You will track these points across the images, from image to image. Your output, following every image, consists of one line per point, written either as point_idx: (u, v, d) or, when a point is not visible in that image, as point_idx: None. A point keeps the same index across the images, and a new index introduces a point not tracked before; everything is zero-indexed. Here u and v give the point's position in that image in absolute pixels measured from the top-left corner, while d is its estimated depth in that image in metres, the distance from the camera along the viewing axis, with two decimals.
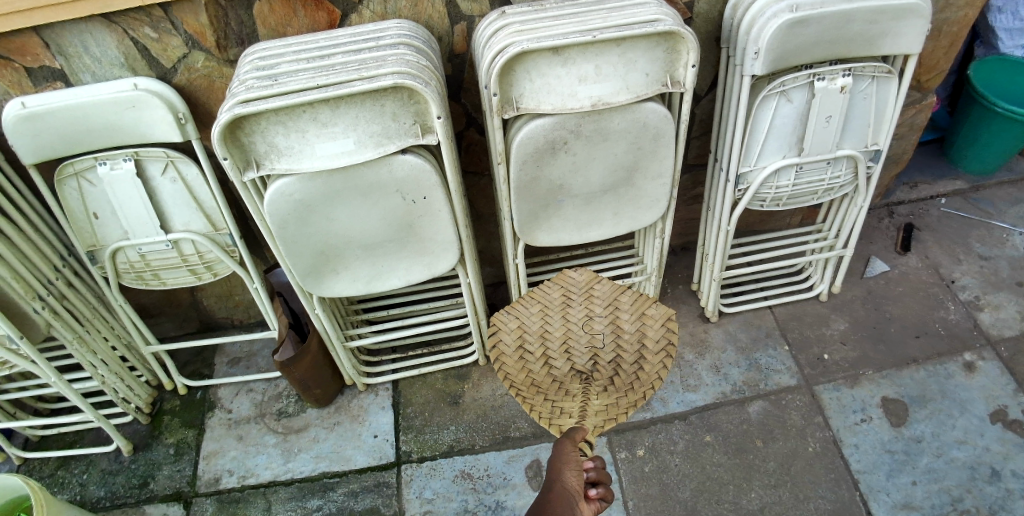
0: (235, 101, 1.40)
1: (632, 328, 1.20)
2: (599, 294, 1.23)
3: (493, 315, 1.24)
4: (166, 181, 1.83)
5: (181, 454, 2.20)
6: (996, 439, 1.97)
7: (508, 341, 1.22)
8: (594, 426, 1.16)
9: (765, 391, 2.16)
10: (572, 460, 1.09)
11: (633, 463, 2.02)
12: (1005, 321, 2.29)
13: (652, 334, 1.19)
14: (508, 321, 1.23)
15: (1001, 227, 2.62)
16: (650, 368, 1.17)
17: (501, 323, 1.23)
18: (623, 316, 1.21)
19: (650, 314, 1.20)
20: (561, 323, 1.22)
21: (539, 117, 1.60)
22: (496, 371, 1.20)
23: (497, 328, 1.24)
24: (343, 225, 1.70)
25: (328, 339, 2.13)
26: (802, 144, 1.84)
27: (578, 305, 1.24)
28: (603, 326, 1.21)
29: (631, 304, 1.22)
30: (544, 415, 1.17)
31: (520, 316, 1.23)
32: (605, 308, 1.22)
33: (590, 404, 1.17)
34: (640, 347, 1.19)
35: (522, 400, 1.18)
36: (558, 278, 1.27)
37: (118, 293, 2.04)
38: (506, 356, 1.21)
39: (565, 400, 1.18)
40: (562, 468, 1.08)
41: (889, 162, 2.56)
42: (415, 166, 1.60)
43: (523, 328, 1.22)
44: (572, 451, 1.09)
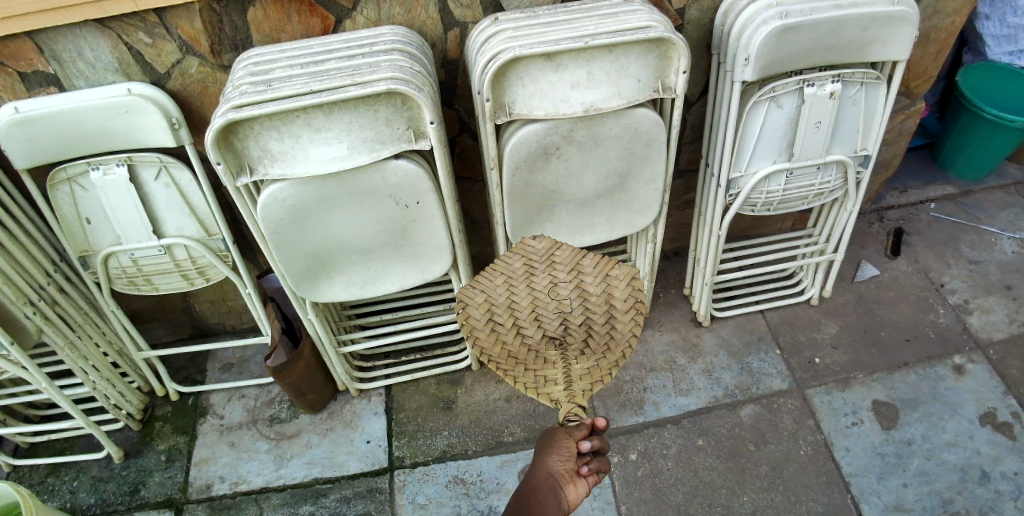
0: (229, 106, 1.40)
1: (598, 289, 1.27)
2: (562, 259, 1.32)
3: (459, 291, 1.28)
4: (159, 186, 1.82)
5: (172, 460, 2.19)
6: (986, 442, 1.99)
7: (478, 315, 1.25)
8: (583, 389, 1.16)
9: (758, 395, 2.17)
10: (560, 447, 1.20)
11: (626, 468, 2.02)
12: (994, 324, 2.31)
13: (618, 293, 1.25)
14: (475, 294, 1.27)
15: (989, 232, 2.65)
16: (622, 325, 1.21)
17: (468, 298, 1.27)
18: (587, 280, 1.28)
19: (613, 275, 1.28)
20: (527, 293, 1.28)
21: (532, 123, 1.61)
22: (470, 346, 1.21)
23: (464, 304, 1.27)
24: (335, 229, 1.70)
25: (320, 344, 2.12)
26: (793, 149, 1.86)
27: (542, 273, 1.31)
28: (570, 290, 1.27)
29: (594, 268, 1.30)
30: (530, 385, 1.16)
31: (487, 288, 1.28)
32: (569, 272, 1.30)
33: (573, 367, 1.18)
34: (608, 306, 1.25)
35: (503, 372, 1.17)
36: (518, 250, 1.35)
37: (110, 298, 2.03)
38: (477, 328, 1.23)
39: (546, 367, 1.18)
40: (549, 453, 1.22)
41: (879, 167, 2.58)
42: (408, 171, 1.61)
43: (490, 301, 1.26)
44: (563, 442, 1.20)
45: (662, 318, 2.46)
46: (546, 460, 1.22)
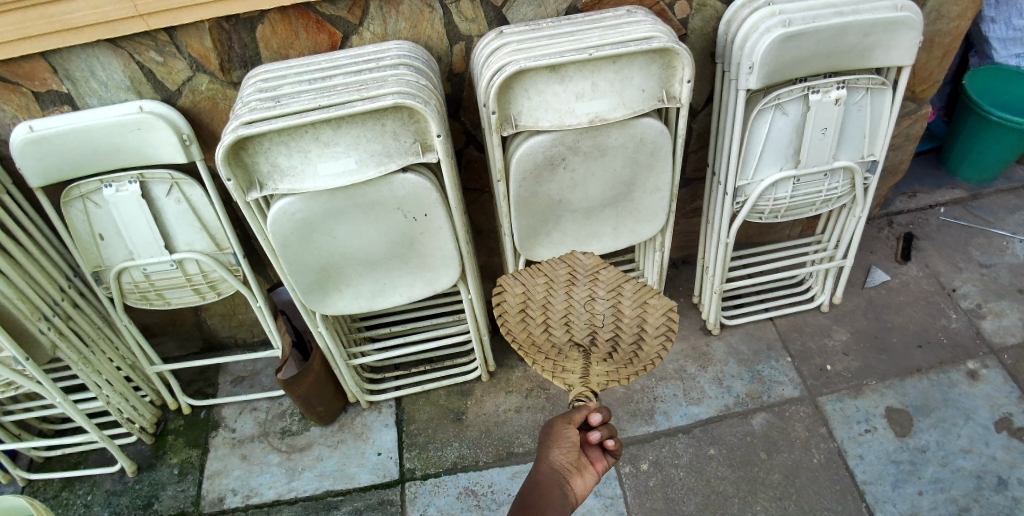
0: (239, 122, 1.43)
1: (632, 312, 1.40)
2: (603, 277, 1.48)
3: (502, 279, 1.49)
4: (171, 202, 1.85)
5: (185, 474, 2.20)
6: (1001, 447, 1.96)
7: (513, 303, 1.45)
8: (599, 383, 1.27)
9: (769, 403, 2.16)
10: (563, 438, 1.22)
11: (636, 478, 2.01)
12: (1007, 328, 2.29)
13: (651, 321, 1.38)
14: (517, 287, 1.48)
15: (1000, 235, 2.63)
16: (649, 347, 1.33)
17: (509, 287, 1.48)
18: (625, 301, 1.43)
19: (651, 303, 1.41)
20: (565, 299, 1.45)
21: (538, 134, 1.63)
22: (500, 327, 1.41)
23: (504, 290, 1.48)
24: (345, 242, 1.71)
25: (331, 357, 2.13)
26: (799, 156, 1.86)
27: (582, 285, 1.48)
28: (606, 306, 1.42)
29: (634, 293, 1.44)
30: (549, 370, 1.31)
31: (529, 285, 1.48)
32: (608, 291, 1.45)
33: (592, 369, 1.30)
34: (638, 329, 1.37)
35: (525, 356, 1.34)
36: (568, 261, 1.53)
37: (123, 313, 2.05)
38: (509, 314, 1.43)
39: (568, 361, 1.33)
40: (551, 445, 1.23)
41: (886, 172, 2.57)
42: (416, 184, 1.62)
43: (528, 295, 1.46)
44: (564, 431, 1.22)
45: None
46: (548, 454, 1.23)
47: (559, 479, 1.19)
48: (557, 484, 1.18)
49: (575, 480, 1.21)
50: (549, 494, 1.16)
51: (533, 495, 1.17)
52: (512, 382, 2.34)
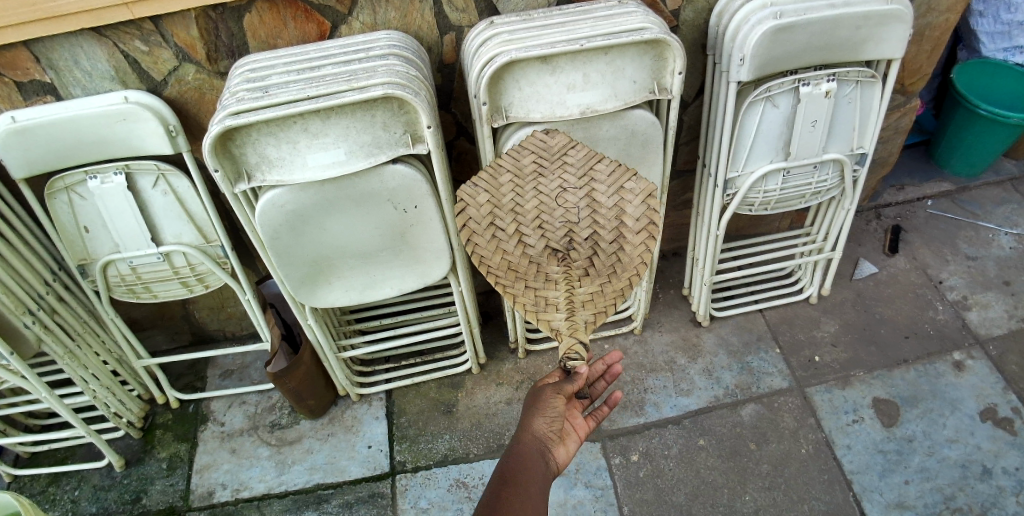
0: (226, 112, 1.41)
1: (610, 202, 1.26)
2: (573, 161, 1.31)
3: (459, 189, 1.28)
4: (157, 194, 1.82)
5: (173, 468, 2.18)
6: (986, 437, 1.99)
7: (478, 216, 1.27)
8: (586, 319, 1.30)
9: (758, 394, 2.17)
10: (549, 407, 1.32)
11: (627, 469, 2.02)
12: (993, 320, 2.32)
13: (631, 211, 1.25)
14: (477, 194, 1.28)
15: (987, 228, 2.66)
16: (632, 250, 1.25)
17: (470, 196, 1.27)
18: (599, 188, 1.27)
19: (627, 188, 1.26)
20: (533, 197, 1.28)
21: (529, 125, 1.62)
22: (471, 254, 1.28)
23: (465, 200, 1.27)
24: (335, 234, 1.70)
25: (321, 349, 2.12)
26: (789, 148, 1.87)
27: (551, 173, 1.30)
28: (579, 197, 1.27)
29: (608, 176, 1.28)
30: (531, 308, 1.31)
31: (491, 188, 1.29)
32: (580, 178, 1.29)
33: (576, 293, 1.29)
34: (619, 224, 1.25)
35: (505, 288, 1.30)
36: (531, 147, 1.35)
37: (109, 307, 2.03)
38: (475, 229, 1.27)
39: (547, 288, 1.30)
40: (536, 413, 1.32)
41: (875, 166, 2.58)
42: (406, 176, 1.61)
43: (493, 203, 1.27)
44: (553, 400, 1.32)
45: (661, 319, 2.46)
46: (531, 422, 1.31)
47: (543, 445, 1.29)
48: (541, 451, 1.27)
49: (558, 447, 1.32)
50: (534, 458, 1.25)
51: (519, 458, 1.24)
52: (503, 374, 2.34)
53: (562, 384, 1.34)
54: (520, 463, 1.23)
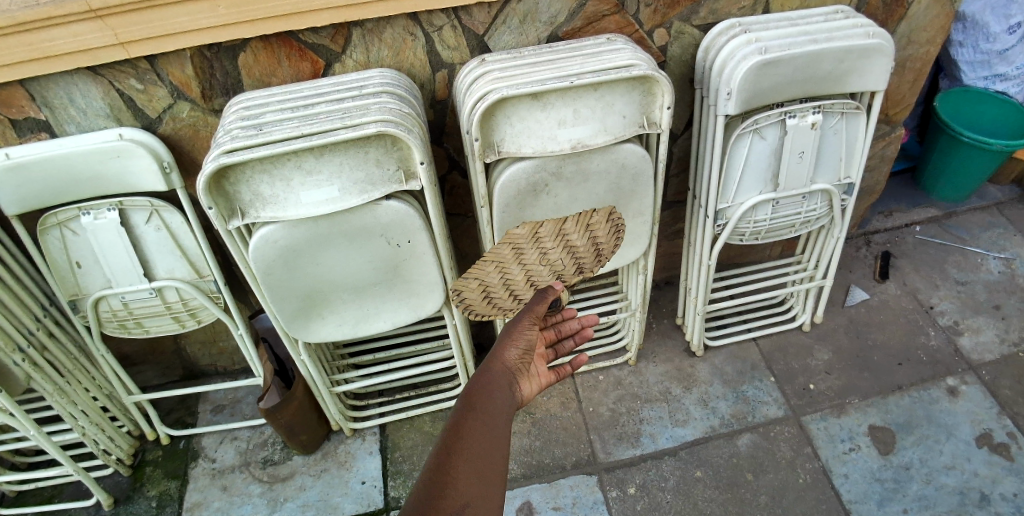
0: (220, 150, 1.42)
1: (584, 239, 1.56)
2: (546, 233, 1.58)
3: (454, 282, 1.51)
4: (150, 229, 1.83)
5: (163, 506, 2.14)
6: (983, 463, 1.99)
7: (474, 296, 1.48)
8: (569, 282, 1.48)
9: (754, 423, 2.17)
10: (520, 336, 1.23)
11: (625, 502, 2.00)
12: (985, 345, 2.33)
13: (602, 232, 1.57)
14: (468, 282, 1.50)
15: (975, 253, 2.69)
16: (607, 241, 1.55)
17: (464, 285, 1.50)
18: (573, 238, 1.56)
19: (592, 223, 1.59)
20: (521, 270, 1.52)
21: (521, 160, 1.63)
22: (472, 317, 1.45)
23: (460, 290, 1.50)
24: (328, 269, 1.71)
25: (314, 385, 2.10)
26: (778, 179, 1.89)
27: (530, 249, 1.56)
28: (559, 253, 1.53)
29: (575, 225, 1.59)
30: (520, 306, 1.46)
31: (480, 275, 1.51)
32: (554, 241, 1.56)
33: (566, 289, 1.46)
34: (596, 245, 1.54)
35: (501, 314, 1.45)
36: (507, 239, 1.57)
37: (100, 343, 2.01)
38: (476, 304, 1.47)
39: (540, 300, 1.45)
40: (508, 340, 1.22)
41: (863, 193, 2.62)
42: (399, 211, 1.62)
43: (485, 284, 1.50)
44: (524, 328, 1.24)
45: (655, 349, 2.45)
46: (503, 349, 1.20)
47: (515, 371, 1.16)
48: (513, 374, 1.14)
49: (526, 380, 1.18)
50: (506, 377, 1.12)
51: (489, 373, 1.11)
52: None
53: (536, 310, 1.28)
54: (489, 384, 1.07)
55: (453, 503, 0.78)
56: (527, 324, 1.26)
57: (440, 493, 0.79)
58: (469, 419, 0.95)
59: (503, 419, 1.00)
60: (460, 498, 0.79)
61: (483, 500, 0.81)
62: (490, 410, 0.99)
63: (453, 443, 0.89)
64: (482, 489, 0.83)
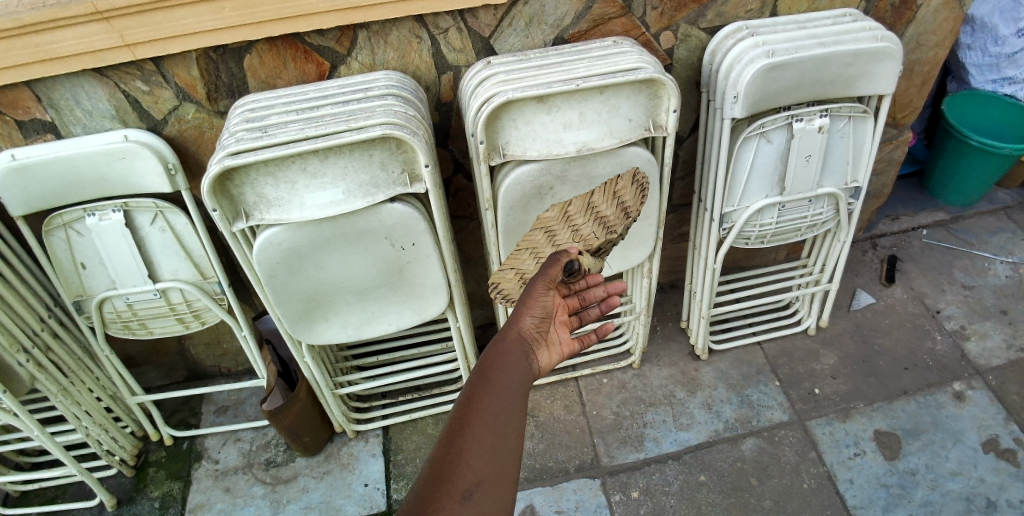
0: (225, 153, 1.43)
1: (613, 205, 1.43)
2: (576, 210, 1.41)
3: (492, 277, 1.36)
4: (155, 231, 1.83)
5: (166, 507, 2.15)
6: (989, 469, 1.97)
7: (514, 287, 1.35)
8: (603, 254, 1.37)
9: (759, 428, 2.16)
10: (534, 305, 1.14)
11: (628, 505, 1.99)
12: (991, 350, 2.31)
13: (629, 194, 1.45)
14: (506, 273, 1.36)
15: (982, 257, 2.67)
16: (634, 199, 1.45)
17: (502, 279, 1.36)
18: (602, 208, 1.42)
19: (618, 189, 1.45)
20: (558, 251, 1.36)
21: (526, 163, 1.63)
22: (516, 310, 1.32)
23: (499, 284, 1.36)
24: (332, 271, 1.70)
25: (317, 387, 2.10)
26: (784, 183, 1.88)
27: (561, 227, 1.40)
28: (590, 224, 1.39)
29: (602, 193, 1.45)
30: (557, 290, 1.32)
31: (517, 264, 1.36)
32: (582, 214, 1.41)
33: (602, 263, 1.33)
34: (623, 206, 1.43)
35: None
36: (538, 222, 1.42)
37: (105, 343, 2.02)
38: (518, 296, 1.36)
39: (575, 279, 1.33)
40: (521, 311, 1.13)
41: (870, 197, 2.60)
42: (403, 214, 1.62)
43: (523, 273, 1.35)
44: (538, 297, 1.15)
45: (660, 352, 2.45)
46: (515, 321, 1.12)
47: (527, 344, 1.09)
48: (525, 348, 1.08)
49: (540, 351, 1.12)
50: (516, 352, 1.05)
51: (499, 349, 1.04)
52: None
53: (549, 276, 1.18)
54: (501, 355, 1.03)
55: (462, 483, 0.79)
56: (542, 289, 1.17)
57: (449, 474, 0.80)
58: (487, 388, 0.94)
59: (520, 386, 0.97)
60: (469, 479, 0.80)
61: (491, 482, 0.81)
62: (505, 380, 0.97)
63: (466, 418, 0.88)
64: (494, 467, 0.83)
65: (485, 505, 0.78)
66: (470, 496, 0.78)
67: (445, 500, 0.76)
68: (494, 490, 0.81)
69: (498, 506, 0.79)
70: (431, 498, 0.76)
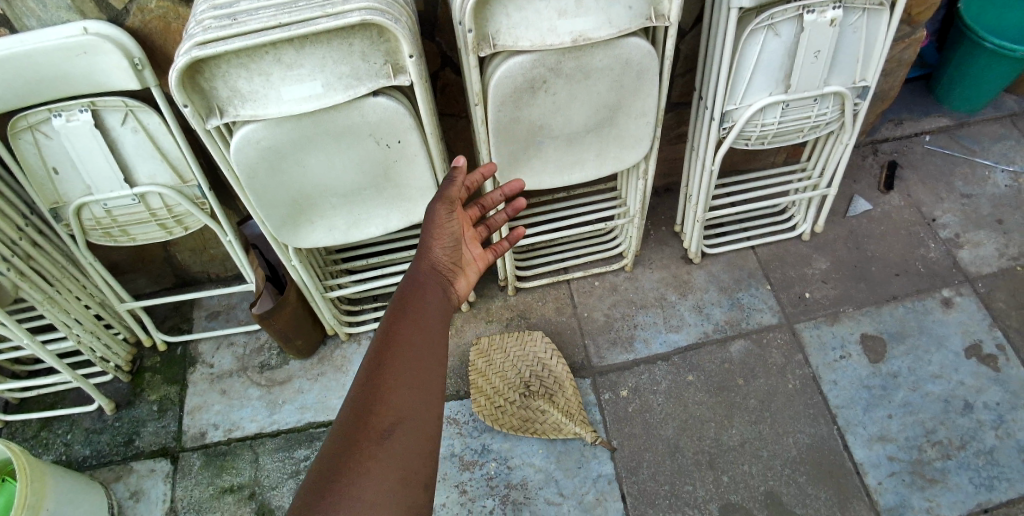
0: (193, 42, 1.31)
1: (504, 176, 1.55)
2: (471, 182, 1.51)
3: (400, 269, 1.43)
4: (127, 131, 1.74)
5: (164, 410, 2.19)
6: (969, 373, 2.02)
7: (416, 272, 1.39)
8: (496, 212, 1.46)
9: (747, 330, 2.18)
10: (440, 236, 1.28)
11: (616, 404, 2.04)
12: (983, 258, 2.31)
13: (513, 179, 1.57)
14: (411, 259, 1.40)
15: (984, 165, 2.62)
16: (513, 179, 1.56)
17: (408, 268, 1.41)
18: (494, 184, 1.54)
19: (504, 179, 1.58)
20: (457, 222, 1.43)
21: (518, 54, 1.52)
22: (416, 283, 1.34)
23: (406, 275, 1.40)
24: (314, 171, 1.63)
25: (307, 290, 2.08)
26: (789, 81, 1.79)
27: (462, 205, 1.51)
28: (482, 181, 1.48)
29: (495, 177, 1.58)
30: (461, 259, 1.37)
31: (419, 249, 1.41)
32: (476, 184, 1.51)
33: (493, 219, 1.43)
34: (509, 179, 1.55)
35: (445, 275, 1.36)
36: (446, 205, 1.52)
37: (87, 251, 1.97)
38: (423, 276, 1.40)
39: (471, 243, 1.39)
40: (430, 243, 1.28)
41: (875, 99, 2.50)
42: (388, 109, 1.53)
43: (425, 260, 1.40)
44: (443, 225, 1.29)
45: (652, 256, 2.43)
46: (428, 254, 1.27)
47: (441, 274, 1.25)
48: (440, 276, 1.24)
49: (456, 279, 1.30)
50: (432, 282, 1.21)
51: (418, 283, 1.19)
52: (492, 311, 2.31)
53: (449, 195, 1.31)
54: (415, 297, 1.15)
55: (382, 421, 0.91)
56: (445, 214, 1.31)
57: (369, 412, 0.91)
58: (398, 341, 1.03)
59: (436, 328, 1.09)
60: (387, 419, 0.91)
61: (409, 423, 0.92)
62: (416, 330, 1.06)
63: (382, 361, 0.99)
64: (414, 406, 0.95)
65: (404, 440, 0.90)
66: (389, 435, 0.89)
67: (366, 439, 0.88)
68: (414, 423, 0.93)
69: (416, 441, 0.91)
70: (354, 437, 0.88)
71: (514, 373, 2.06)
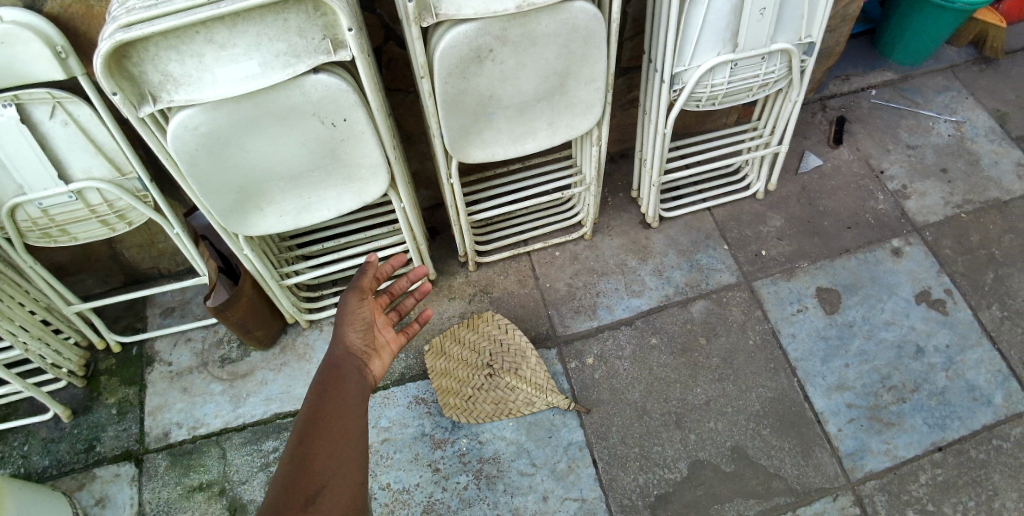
0: (116, 25, 1.23)
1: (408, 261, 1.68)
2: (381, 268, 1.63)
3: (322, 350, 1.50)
4: (57, 125, 1.64)
5: (124, 413, 2.12)
6: (920, 318, 2.10)
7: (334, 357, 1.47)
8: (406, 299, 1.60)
9: (707, 290, 2.22)
10: (356, 323, 1.40)
11: (584, 372, 2.06)
12: (930, 207, 2.39)
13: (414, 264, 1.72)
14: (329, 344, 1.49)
15: (927, 117, 2.69)
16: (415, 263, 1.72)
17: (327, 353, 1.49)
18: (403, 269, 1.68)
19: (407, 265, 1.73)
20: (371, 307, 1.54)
21: (462, 23, 1.47)
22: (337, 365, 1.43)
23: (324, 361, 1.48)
24: (258, 156, 1.58)
25: (262, 280, 2.03)
26: (736, 40, 1.79)
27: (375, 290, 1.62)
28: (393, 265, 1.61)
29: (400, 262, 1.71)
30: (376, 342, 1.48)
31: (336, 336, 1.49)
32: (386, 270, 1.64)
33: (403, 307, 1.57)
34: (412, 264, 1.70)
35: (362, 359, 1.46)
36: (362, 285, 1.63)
37: (25, 253, 1.87)
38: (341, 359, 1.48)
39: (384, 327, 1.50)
40: (346, 329, 1.39)
41: (822, 56, 2.54)
42: (330, 86, 1.48)
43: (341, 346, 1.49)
44: (358, 313, 1.41)
45: (611, 223, 2.44)
46: (344, 339, 1.37)
47: (357, 357, 1.35)
48: (356, 359, 1.34)
49: (371, 360, 1.40)
50: (349, 365, 1.32)
51: (335, 368, 1.30)
52: (454, 288, 2.29)
53: (360, 284, 1.43)
54: (334, 382, 1.25)
55: (311, 488, 1.01)
56: (358, 302, 1.43)
57: (298, 482, 1.01)
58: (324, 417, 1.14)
59: (356, 404, 1.21)
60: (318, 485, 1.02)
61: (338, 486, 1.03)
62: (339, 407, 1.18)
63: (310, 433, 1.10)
64: (341, 473, 1.06)
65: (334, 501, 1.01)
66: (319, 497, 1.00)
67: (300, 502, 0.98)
68: (341, 487, 1.05)
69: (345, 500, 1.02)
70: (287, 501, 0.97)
71: (476, 359, 2.03)
